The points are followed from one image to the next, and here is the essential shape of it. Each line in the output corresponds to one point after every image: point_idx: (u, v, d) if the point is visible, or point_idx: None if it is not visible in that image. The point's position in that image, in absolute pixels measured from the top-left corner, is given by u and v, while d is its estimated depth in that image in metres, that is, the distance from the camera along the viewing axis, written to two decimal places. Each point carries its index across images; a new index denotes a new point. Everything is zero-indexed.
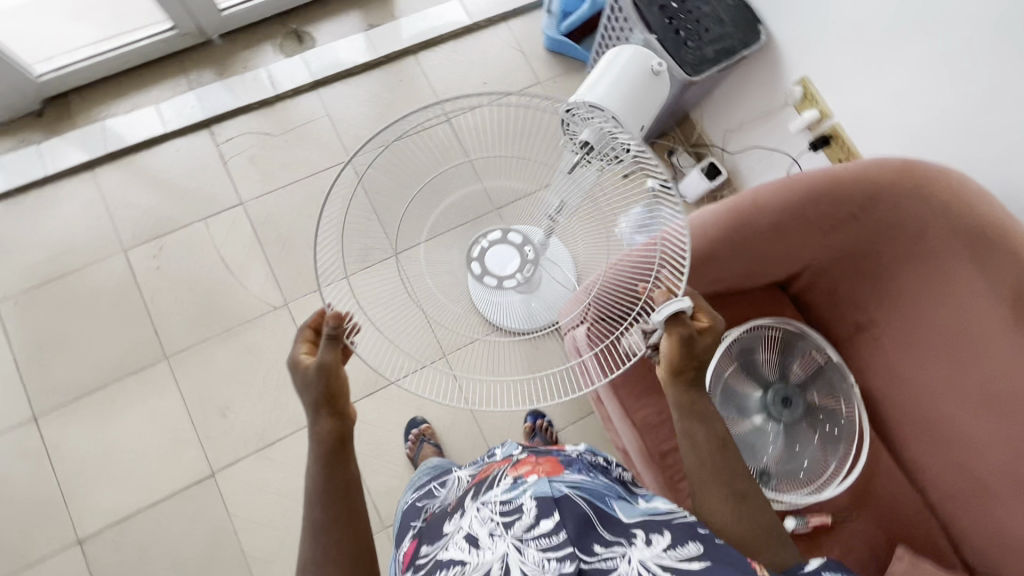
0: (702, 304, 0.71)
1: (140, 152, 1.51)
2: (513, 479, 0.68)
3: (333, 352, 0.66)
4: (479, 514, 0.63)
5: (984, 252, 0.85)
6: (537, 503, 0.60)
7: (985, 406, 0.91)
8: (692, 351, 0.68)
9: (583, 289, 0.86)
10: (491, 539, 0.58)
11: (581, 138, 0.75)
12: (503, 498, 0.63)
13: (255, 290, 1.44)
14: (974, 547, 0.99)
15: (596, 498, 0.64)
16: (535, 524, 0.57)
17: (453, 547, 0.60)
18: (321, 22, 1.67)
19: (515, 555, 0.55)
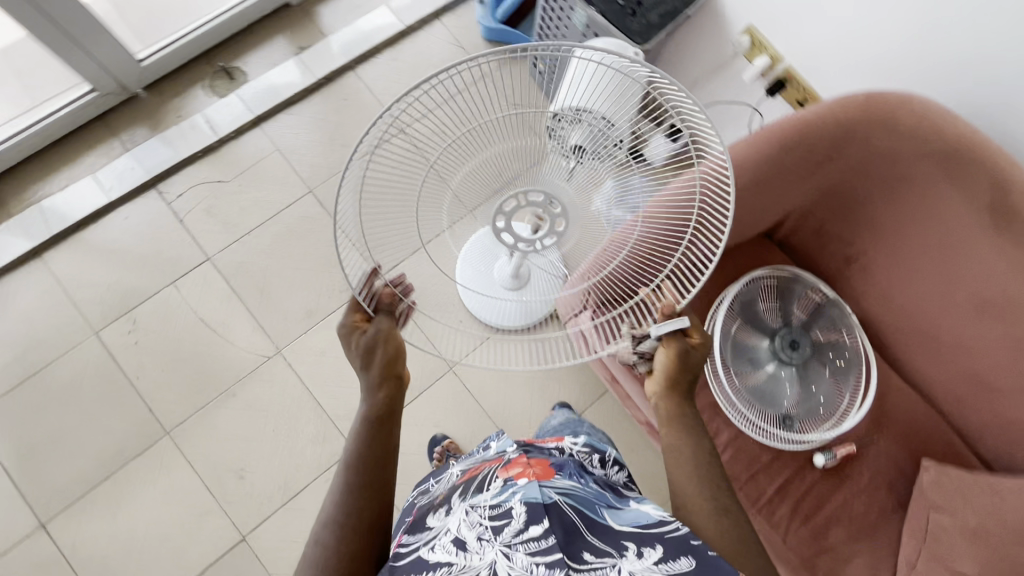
0: (696, 323, 0.78)
1: (87, 228, 1.43)
2: (503, 482, 0.64)
3: (389, 320, 0.71)
4: (468, 517, 0.59)
5: (956, 167, 0.88)
6: (528, 508, 0.56)
7: (979, 312, 0.97)
8: (687, 366, 0.75)
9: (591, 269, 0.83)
10: (478, 543, 0.54)
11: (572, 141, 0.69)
12: (492, 502, 0.60)
13: (244, 345, 1.39)
14: (988, 441, 1.06)
15: (583, 505, 0.61)
16: (523, 530, 0.54)
17: (438, 550, 0.57)
18: (248, 54, 1.59)
19: (503, 561, 0.51)
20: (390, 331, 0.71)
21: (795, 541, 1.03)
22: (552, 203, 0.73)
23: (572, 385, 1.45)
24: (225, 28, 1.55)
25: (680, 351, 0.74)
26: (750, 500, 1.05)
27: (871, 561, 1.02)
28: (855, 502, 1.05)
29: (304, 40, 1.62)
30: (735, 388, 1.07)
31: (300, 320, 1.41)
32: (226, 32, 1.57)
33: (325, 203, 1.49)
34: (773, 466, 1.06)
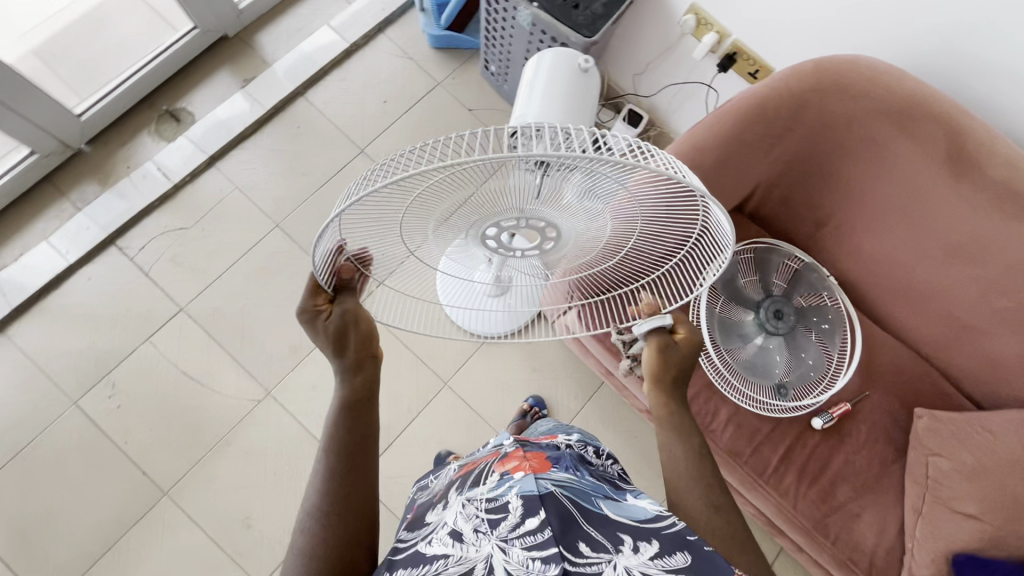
0: (682, 318, 0.79)
1: (48, 295, 1.37)
2: (499, 475, 0.64)
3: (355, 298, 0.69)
4: (464, 510, 0.59)
5: (910, 123, 0.90)
6: (523, 501, 0.56)
7: (951, 259, 0.99)
8: (672, 361, 0.76)
9: (581, 269, 0.85)
10: (475, 536, 0.54)
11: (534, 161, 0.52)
12: (488, 495, 0.59)
13: (231, 391, 1.35)
14: (974, 379, 1.10)
15: (581, 496, 0.60)
16: (520, 523, 0.53)
17: (434, 543, 0.56)
18: (192, 93, 1.54)
19: (500, 555, 0.51)
20: (358, 310, 0.69)
21: (804, 505, 1.05)
22: (548, 228, 0.68)
23: (568, 382, 1.46)
24: (162, 70, 1.50)
25: (662, 348, 0.76)
26: (756, 471, 1.07)
27: (879, 512, 1.05)
28: (857, 458, 1.08)
29: (248, 71, 1.57)
30: (726, 364, 1.08)
31: (287, 358, 1.38)
32: (165, 74, 1.51)
33: (294, 235, 1.46)
34: (775, 436, 1.08)
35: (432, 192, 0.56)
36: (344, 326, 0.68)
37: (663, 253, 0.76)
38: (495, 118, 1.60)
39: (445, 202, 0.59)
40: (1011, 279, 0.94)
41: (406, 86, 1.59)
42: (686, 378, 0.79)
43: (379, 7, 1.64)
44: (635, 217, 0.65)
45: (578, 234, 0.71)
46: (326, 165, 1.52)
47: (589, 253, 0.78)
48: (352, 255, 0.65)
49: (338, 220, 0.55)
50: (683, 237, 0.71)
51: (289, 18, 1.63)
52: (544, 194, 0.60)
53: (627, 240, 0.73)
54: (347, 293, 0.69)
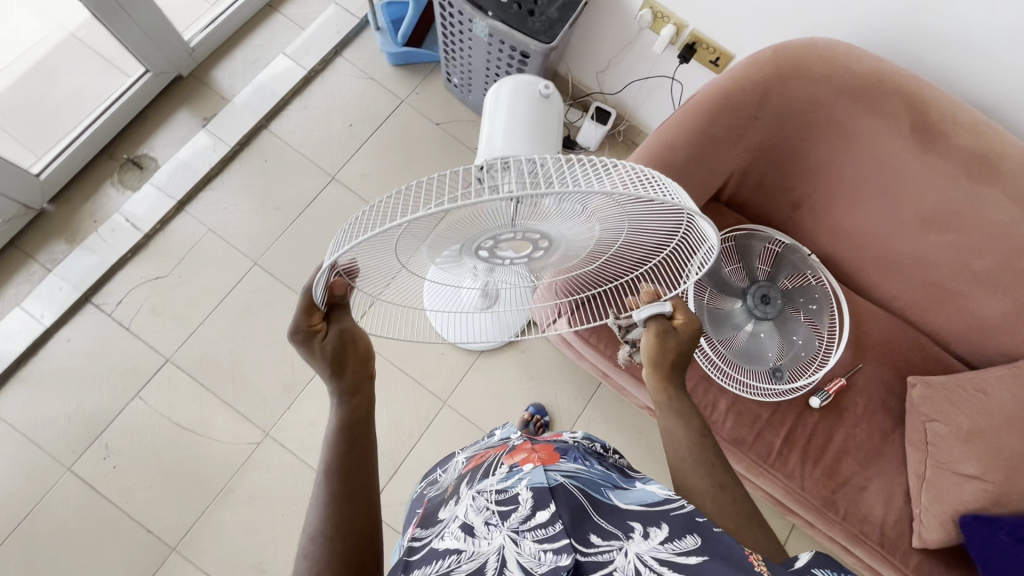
0: (681, 303, 0.76)
1: (28, 362, 1.33)
2: (508, 468, 0.65)
3: (351, 318, 0.70)
4: (475, 503, 0.60)
5: (872, 101, 0.90)
6: (533, 494, 0.58)
7: (927, 227, 1.00)
8: (671, 346, 0.75)
9: (568, 273, 0.86)
10: (486, 529, 0.55)
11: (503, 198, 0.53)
12: (498, 487, 0.61)
13: (229, 437, 1.33)
14: (961, 341, 1.12)
15: (589, 487, 0.62)
16: (530, 516, 0.55)
17: (447, 537, 0.57)
18: (152, 138, 1.51)
19: (511, 547, 0.52)
20: (354, 330, 0.70)
21: (812, 484, 1.06)
22: (543, 241, 0.67)
23: (567, 386, 1.46)
24: (119, 118, 1.46)
25: (660, 333, 0.74)
26: (761, 457, 1.07)
27: (884, 483, 1.07)
28: (857, 431, 1.09)
29: (208, 109, 1.54)
30: (719, 354, 1.10)
31: (281, 396, 1.36)
32: (122, 122, 1.48)
33: (274, 271, 1.44)
34: (776, 419, 1.09)
35: (415, 232, 0.56)
36: (337, 346, 0.69)
37: (650, 253, 0.75)
38: (464, 129, 1.59)
39: (429, 236, 0.60)
40: (987, 242, 0.96)
41: (370, 107, 1.58)
42: (685, 361, 0.78)
43: (334, 29, 1.61)
44: (620, 224, 0.64)
45: (572, 241, 0.69)
46: (298, 197, 1.49)
47: (578, 258, 0.78)
48: (341, 269, 0.60)
49: (330, 264, 0.56)
50: (668, 239, 0.70)
51: (243, 50, 1.60)
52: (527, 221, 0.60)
53: (613, 245, 0.73)
54: (340, 311, 0.70)
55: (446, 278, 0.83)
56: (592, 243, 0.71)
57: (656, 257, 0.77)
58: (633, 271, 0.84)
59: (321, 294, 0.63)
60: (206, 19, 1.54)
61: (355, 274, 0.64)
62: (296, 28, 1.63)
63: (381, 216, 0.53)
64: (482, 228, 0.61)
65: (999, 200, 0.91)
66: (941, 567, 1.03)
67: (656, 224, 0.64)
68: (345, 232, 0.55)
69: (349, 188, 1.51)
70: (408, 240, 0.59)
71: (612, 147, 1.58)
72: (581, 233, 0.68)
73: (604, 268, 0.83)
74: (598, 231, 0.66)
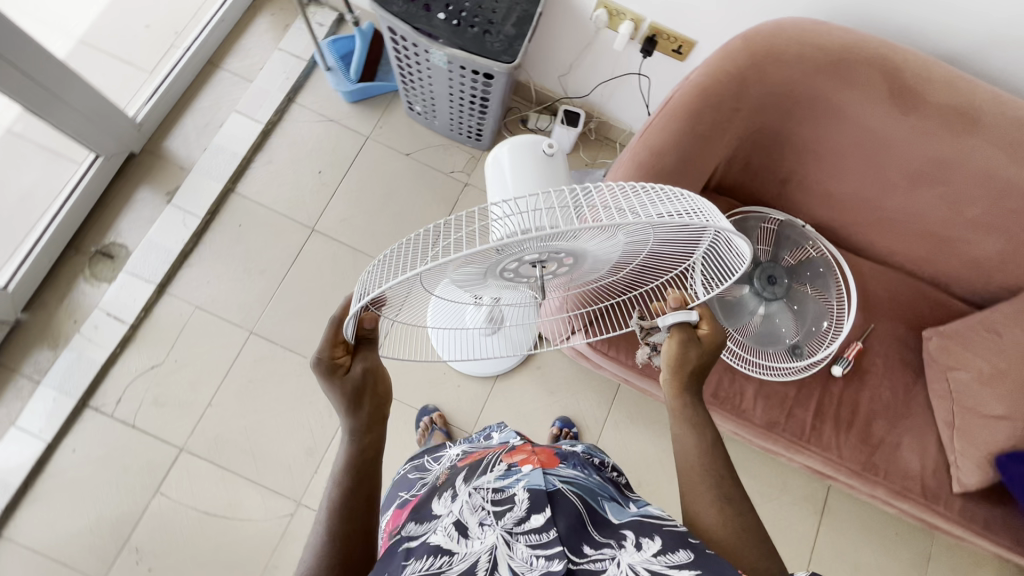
0: (705, 312, 0.72)
1: (37, 482, 1.28)
2: (507, 466, 0.71)
3: (374, 355, 0.68)
4: (471, 499, 0.64)
5: (850, 73, 0.90)
6: (531, 496, 0.63)
7: (917, 185, 1.01)
8: (693, 356, 0.70)
9: (585, 284, 0.85)
10: (480, 529, 0.58)
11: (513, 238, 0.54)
12: (496, 486, 0.66)
13: (261, 514, 1.30)
14: (963, 283, 1.15)
15: (588, 494, 0.66)
16: (525, 519, 0.59)
17: (439, 531, 0.59)
18: (117, 224, 1.45)
19: (504, 549, 0.55)
20: (376, 370, 0.68)
21: (849, 451, 1.07)
22: (568, 261, 0.67)
23: (587, 393, 1.45)
24: (77, 210, 1.39)
25: (683, 342, 0.70)
26: (796, 436, 1.08)
27: (917, 437, 1.09)
28: (882, 390, 1.11)
29: (169, 183, 1.48)
30: (737, 342, 1.09)
31: (306, 463, 1.33)
32: (82, 213, 1.41)
33: (272, 336, 1.40)
34: (802, 396, 1.10)
35: (440, 269, 0.58)
36: (360, 384, 0.67)
37: (674, 260, 0.73)
38: (435, 155, 1.56)
39: (453, 270, 0.61)
40: (975, 191, 0.97)
41: (337, 149, 1.53)
42: (705, 373, 0.73)
43: (283, 76, 1.56)
44: (645, 240, 0.63)
45: (597, 259, 0.69)
46: (282, 255, 1.45)
47: (599, 271, 0.76)
48: (370, 302, 0.60)
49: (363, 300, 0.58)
50: (693, 248, 0.68)
51: (193, 114, 1.54)
52: (548, 248, 0.60)
53: (636, 258, 0.71)
54: (366, 346, 0.68)
55: (456, 294, 0.81)
56: (615, 258, 0.70)
57: (682, 264, 0.75)
58: (653, 282, 0.83)
59: (351, 329, 0.62)
60: (150, 89, 1.49)
61: (383, 304, 0.63)
62: (242, 81, 1.57)
63: (404, 262, 0.54)
64: (504, 258, 0.61)
65: (984, 149, 0.92)
66: (985, 507, 1.06)
67: (680, 237, 0.62)
68: (373, 272, 0.57)
69: (332, 237, 1.47)
70: (434, 274, 0.60)
71: (586, 146, 1.57)
72: (605, 252, 0.67)
73: (622, 280, 0.82)
74: (620, 249, 0.65)
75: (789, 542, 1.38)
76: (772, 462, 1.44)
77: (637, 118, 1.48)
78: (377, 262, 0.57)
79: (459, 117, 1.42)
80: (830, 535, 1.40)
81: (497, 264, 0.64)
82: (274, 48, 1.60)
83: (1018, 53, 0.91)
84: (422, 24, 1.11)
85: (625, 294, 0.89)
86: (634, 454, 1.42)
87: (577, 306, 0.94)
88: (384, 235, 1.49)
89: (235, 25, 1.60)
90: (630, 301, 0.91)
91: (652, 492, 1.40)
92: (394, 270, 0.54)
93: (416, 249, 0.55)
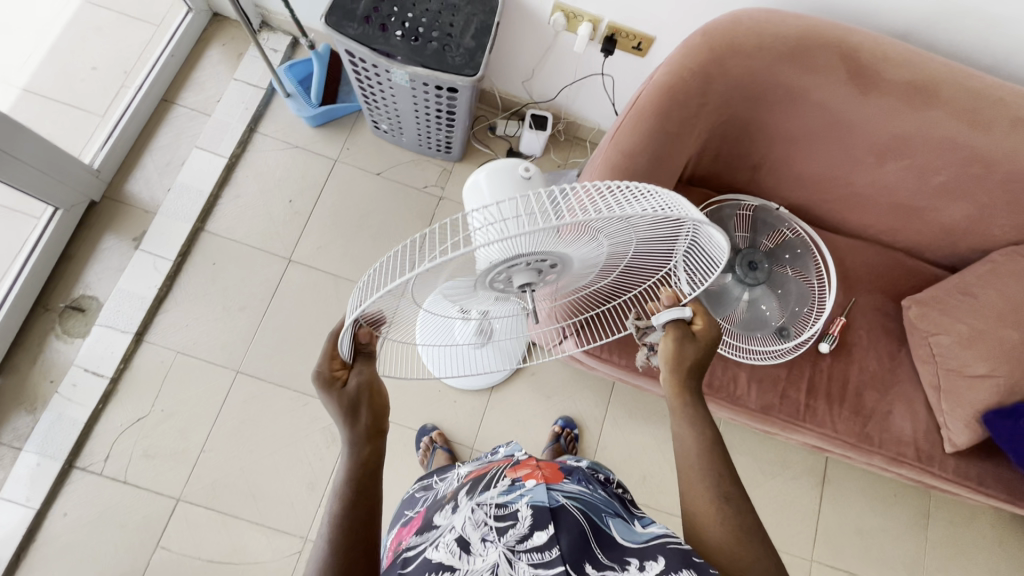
0: (699, 305, 0.71)
1: (28, 553, 1.22)
2: (511, 482, 0.71)
3: (372, 367, 0.66)
4: (474, 514, 0.65)
5: (807, 58, 0.92)
6: (534, 512, 0.63)
7: (883, 159, 1.03)
8: (690, 352, 0.69)
9: (577, 291, 0.85)
10: (482, 545, 0.60)
11: (491, 243, 0.53)
12: (499, 500, 0.67)
13: (269, 555, 1.27)
14: (934, 249, 1.19)
15: (592, 510, 0.67)
16: (528, 537, 0.60)
17: (441, 548, 0.62)
18: (85, 276, 1.40)
19: (507, 566, 0.57)
20: (372, 379, 0.66)
21: (843, 424, 1.10)
22: (555, 267, 0.66)
23: (584, 394, 1.46)
24: (42, 267, 1.34)
25: (677, 339, 0.68)
26: (792, 416, 1.10)
27: (907, 404, 1.12)
28: (869, 361, 1.14)
29: (135, 228, 1.44)
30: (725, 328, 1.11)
31: (309, 497, 1.31)
32: (46, 268, 1.36)
33: (260, 373, 1.37)
34: (794, 375, 1.12)
35: (427, 278, 0.57)
36: (358, 398, 0.64)
37: (659, 257, 0.72)
38: (407, 171, 1.54)
39: (443, 280, 0.61)
40: (939, 161, 1.00)
41: (305, 175, 1.50)
42: (703, 369, 0.72)
43: (242, 107, 1.53)
44: (627, 238, 0.62)
45: (584, 264, 0.68)
46: (260, 289, 1.42)
47: (587, 275, 0.75)
48: (367, 320, 0.62)
49: (353, 319, 0.58)
50: (675, 243, 0.67)
51: (152, 155, 1.50)
52: (533, 254, 0.59)
53: (622, 258, 0.70)
54: (364, 359, 0.66)
55: (442, 307, 0.77)
56: (601, 260, 0.69)
57: (668, 259, 0.74)
58: (643, 281, 0.83)
59: (348, 347, 0.63)
60: (104, 132, 1.44)
61: (381, 322, 0.65)
62: (200, 116, 1.53)
63: (390, 276, 0.54)
64: (490, 268, 0.60)
65: (943, 121, 0.94)
66: (978, 463, 1.10)
67: (661, 233, 0.61)
68: (365, 286, 0.56)
69: (310, 265, 1.45)
70: (426, 284, 0.60)
71: (557, 147, 1.58)
72: (590, 256, 0.66)
73: (613, 283, 0.82)
74: (604, 249, 0.64)
75: (795, 517, 1.41)
76: (771, 441, 1.46)
77: (603, 116, 1.49)
78: (365, 277, 0.56)
79: (427, 132, 1.40)
80: (834, 505, 1.43)
81: (484, 277, 0.64)
82: (230, 78, 1.56)
83: (964, 25, 0.94)
84: (380, 44, 1.09)
85: (618, 298, 0.89)
86: (637, 449, 1.43)
87: (572, 314, 0.94)
88: (363, 257, 1.47)
89: (186, 59, 1.56)
90: (624, 303, 0.91)
91: (658, 484, 1.42)
92: (383, 279, 0.53)
93: (399, 264, 0.54)
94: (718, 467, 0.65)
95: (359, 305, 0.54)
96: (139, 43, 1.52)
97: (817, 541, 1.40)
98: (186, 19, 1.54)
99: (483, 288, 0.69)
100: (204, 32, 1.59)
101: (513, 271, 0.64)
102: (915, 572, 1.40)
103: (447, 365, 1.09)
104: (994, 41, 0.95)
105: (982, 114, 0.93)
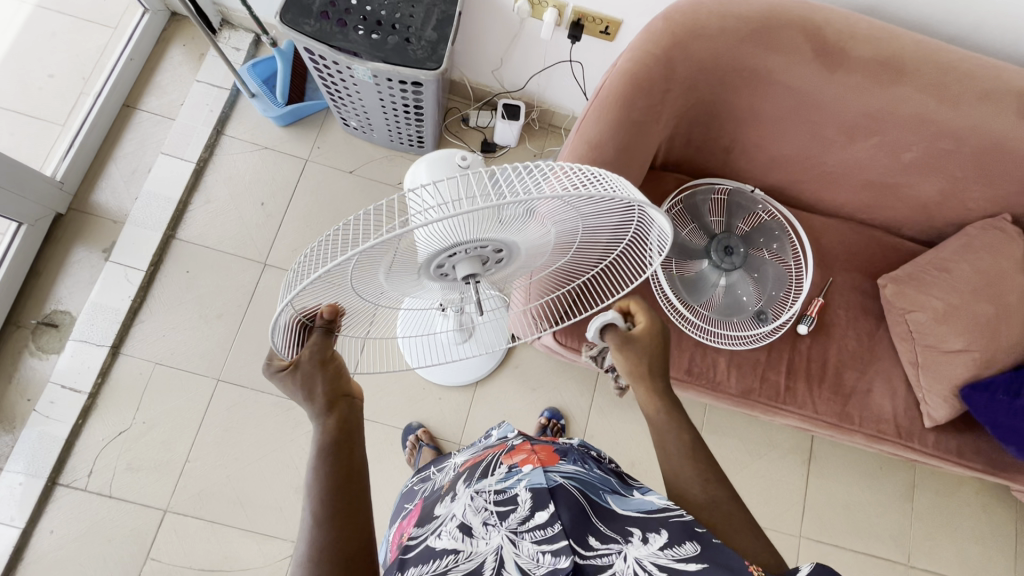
0: (631, 302, 0.72)
1: (16, 573, 1.21)
2: (507, 468, 0.70)
3: (330, 345, 0.63)
4: (474, 502, 0.64)
5: (772, 38, 0.90)
6: (533, 494, 0.62)
7: (854, 137, 1.02)
8: (640, 355, 0.69)
9: (541, 269, 0.81)
10: (484, 529, 0.59)
11: (422, 228, 0.51)
12: (497, 487, 0.65)
13: (260, 561, 1.27)
14: (911, 224, 1.18)
15: (589, 488, 0.66)
16: (530, 517, 0.60)
17: (444, 537, 0.59)
18: (57, 291, 1.38)
19: (511, 547, 0.57)
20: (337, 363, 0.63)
21: (823, 404, 1.10)
22: (504, 252, 0.64)
23: (569, 384, 1.46)
24: (9, 284, 1.32)
25: (620, 343, 0.70)
26: (772, 398, 1.10)
27: (886, 381, 1.12)
28: (848, 340, 1.14)
29: (104, 239, 1.41)
30: (700, 315, 1.09)
31: (298, 502, 1.31)
32: (14, 285, 1.34)
33: (241, 380, 1.36)
34: (773, 358, 1.11)
35: (366, 272, 0.56)
36: (314, 375, 0.61)
37: (615, 229, 0.67)
38: (380, 168, 1.51)
39: (386, 271, 0.59)
40: (911, 137, 0.99)
41: (276, 177, 1.48)
42: (665, 364, 0.71)
43: (206, 108, 1.49)
44: (575, 221, 0.60)
45: (533, 246, 0.66)
46: (236, 295, 1.40)
47: (541, 260, 0.74)
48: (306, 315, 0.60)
49: (288, 313, 0.55)
50: (625, 225, 0.65)
51: (117, 163, 1.46)
52: (474, 242, 0.58)
53: (574, 237, 0.66)
54: (320, 334, 0.62)
55: (422, 301, 0.80)
56: (550, 246, 0.68)
57: (626, 234, 0.71)
58: (610, 251, 0.77)
59: (287, 345, 0.60)
60: (65, 142, 1.40)
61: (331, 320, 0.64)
62: (164, 120, 1.50)
63: (321, 260, 0.51)
64: (433, 255, 0.59)
65: (913, 97, 0.93)
66: (957, 436, 1.11)
67: (608, 216, 0.60)
68: (296, 274, 0.53)
69: (286, 268, 1.43)
70: (364, 277, 0.57)
71: (532, 136, 1.55)
72: (539, 239, 0.64)
73: (576, 258, 0.77)
74: (551, 234, 0.63)
75: (782, 495, 1.42)
76: (756, 423, 1.47)
77: (576, 102, 1.46)
78: (300, 260, 0.53)
79: (397, 128, 1.37)
80: (820, 480, 1.44)
81: (430, 265, 0.62)
82: (192, 80, 1.52)
83: None
84: (338, 40, 1.06)
85: (588, 272, 0.84)
86: (624, 436, 1.44)
87: (545, 293, 0.90)
88: None
89: (146, 62, 1.52)
90: (597, 279, 0.86)
91: (646, 470, 1.42)
92: (310, 269, 0.51)
93: (338, 244, 0.51)
94: (691, 454, 0.66)
95: (284, 297, 0.52)
96: (96, 47, 1.48)
97: (805, 517, 1.41)
98: (143, 20, 1.49)
99: (432, 278, 0.68)
100: (163, 33, 1.55)
101: (457, 259, 0.63)
102: (902, 542, 1.42)
103: (424, 356, 1.07)
104: (963, 13, 0.94)
105: (951, 87, 0.92)
